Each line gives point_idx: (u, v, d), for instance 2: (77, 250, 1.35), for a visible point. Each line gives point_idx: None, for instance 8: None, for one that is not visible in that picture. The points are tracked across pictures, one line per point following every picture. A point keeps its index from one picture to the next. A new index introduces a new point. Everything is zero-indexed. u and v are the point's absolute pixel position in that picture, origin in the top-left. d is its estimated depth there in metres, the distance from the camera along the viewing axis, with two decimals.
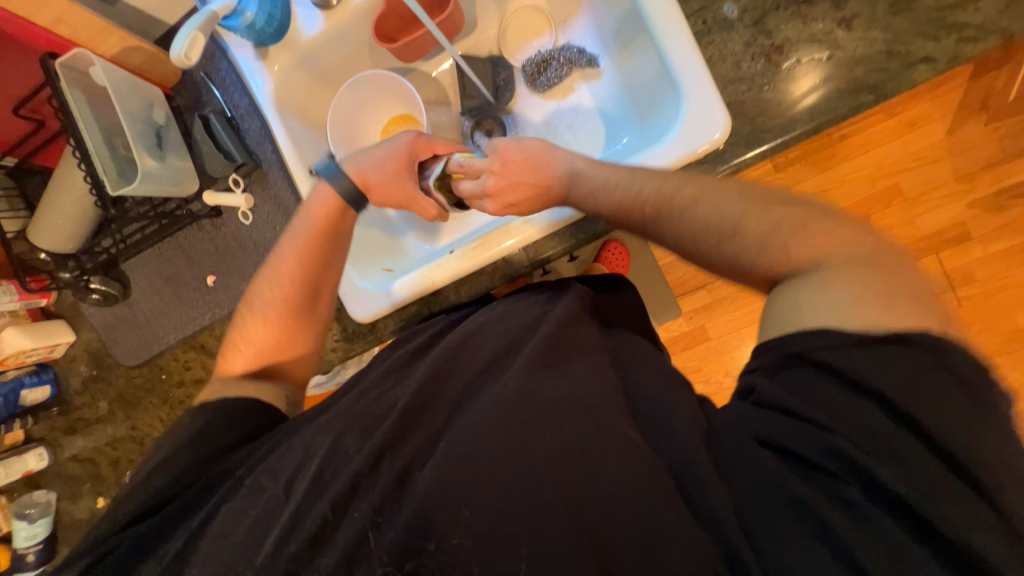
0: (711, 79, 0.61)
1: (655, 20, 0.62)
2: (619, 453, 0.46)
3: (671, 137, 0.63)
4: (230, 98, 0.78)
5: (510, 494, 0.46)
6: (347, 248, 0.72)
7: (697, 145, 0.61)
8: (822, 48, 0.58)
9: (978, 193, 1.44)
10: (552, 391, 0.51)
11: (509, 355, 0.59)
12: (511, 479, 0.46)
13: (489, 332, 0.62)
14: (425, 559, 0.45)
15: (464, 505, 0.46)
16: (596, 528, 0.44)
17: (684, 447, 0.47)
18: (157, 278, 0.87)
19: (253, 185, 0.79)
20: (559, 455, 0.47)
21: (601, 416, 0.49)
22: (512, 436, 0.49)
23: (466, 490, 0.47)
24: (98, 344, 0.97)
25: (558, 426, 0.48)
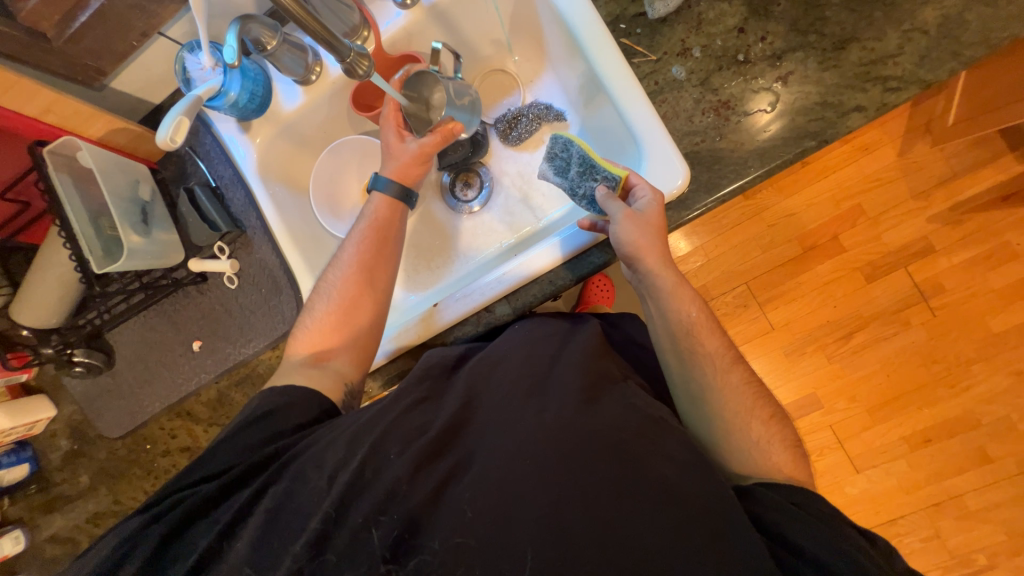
0: (667, 134, 0.65)
1: (611, 82, 0.66)
2: (610, 455, 0.53)
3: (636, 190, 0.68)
4: (215, 169, 0.81)
5: (508, 496, 0.51)
6: (366, 214, 0.76)
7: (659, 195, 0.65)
8: (763, 102, 0.63)
9: (936, 208, 1.52)
10: (552, 408, 0.58)
11: (506, 362, 0.66)
12: (512, 480, 0.52)
13: (507, 348, 0.69)
14: (427, 555, 0.50)
15: (467, 506, 0.51)
16: (586, 531, 0.49)
17: (644, 428, 0.57)
18: (142, 346, 0.87)
19: (238, 250, 0.81)
20: (558, 453, 0.53)
21: (590, 420, 0.56)
22: (512, 450, 0.54)
23: (469, 494, 0.52)
24: (81, 416, 0.95)
25: (558, 419, 0.56)
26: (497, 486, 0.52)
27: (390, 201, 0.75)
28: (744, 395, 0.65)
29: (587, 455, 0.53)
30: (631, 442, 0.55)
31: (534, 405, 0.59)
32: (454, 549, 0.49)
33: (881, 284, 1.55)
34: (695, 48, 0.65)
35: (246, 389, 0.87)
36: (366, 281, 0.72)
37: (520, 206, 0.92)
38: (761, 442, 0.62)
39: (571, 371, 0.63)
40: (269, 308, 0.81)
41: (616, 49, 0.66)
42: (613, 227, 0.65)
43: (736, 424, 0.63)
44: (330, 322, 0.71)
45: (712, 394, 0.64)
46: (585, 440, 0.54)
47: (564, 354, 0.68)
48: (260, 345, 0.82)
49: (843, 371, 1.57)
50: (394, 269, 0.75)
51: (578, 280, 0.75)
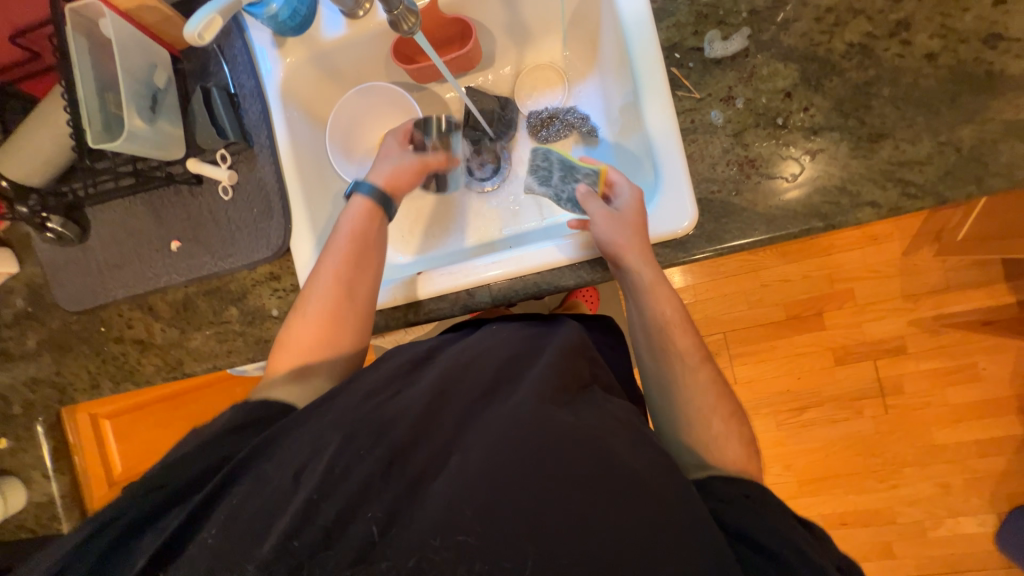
0: (688, 175, 0.65)
1: (649, 109, 0.66)
2: (598, 463, 0.49)
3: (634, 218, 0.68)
4: (237, 76, 0.78)
5: (508, 510, 0.46)
6: (342, 230, 0.71)
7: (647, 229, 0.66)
8: (786, 171, 0.64)
9: (919, 314, 1.56)
10: (514, 404, 0.53)
11: (481, 360, 0.60)
12: (503, 487, 0.47)
13: (479, 345, 0.63)
14: (431, 555, 0.45)
15: (460, 505, 0.47)
16: (596, 554, 0.44)
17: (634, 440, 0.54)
18: (121, 230, 0.86)
19: (240, 163, 0.79)
20: (535, 456, 0.49)
21: (549, 409, 0.53)
22: (489, 449, 0.50)
23: (462, 498, 0.47)
24: (40, 281, 0.94)
25: (516, 412, 0.52)
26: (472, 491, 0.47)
27: (357, 210, 0.72)
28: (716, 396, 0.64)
29: (571, 460, 0.49)
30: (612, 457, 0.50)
31: (495, 409, 0.54)
32: (452, 548, 0.45)
33: (847, 369, 1.60)
34: (739, 98, 0.64)
35: (213, 301, 0.85)
36: (344, 293, 0.68)
37: (529, 201, 0.91)
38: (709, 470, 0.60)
39: (542, 369, 0.58)
40: (255, 230, 0.80)
41: (663, 77, 0.65)
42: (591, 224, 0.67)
43: None
44: (312, 342, 0.66)
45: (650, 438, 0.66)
46: (557, 441, 0.50)
47: (540, 352, 0.63)
48: (237, 263, 0.81)
49: (787, 440, 1.63)
50: (375, 278, 0.71)
51: (545, 291, 0.76)
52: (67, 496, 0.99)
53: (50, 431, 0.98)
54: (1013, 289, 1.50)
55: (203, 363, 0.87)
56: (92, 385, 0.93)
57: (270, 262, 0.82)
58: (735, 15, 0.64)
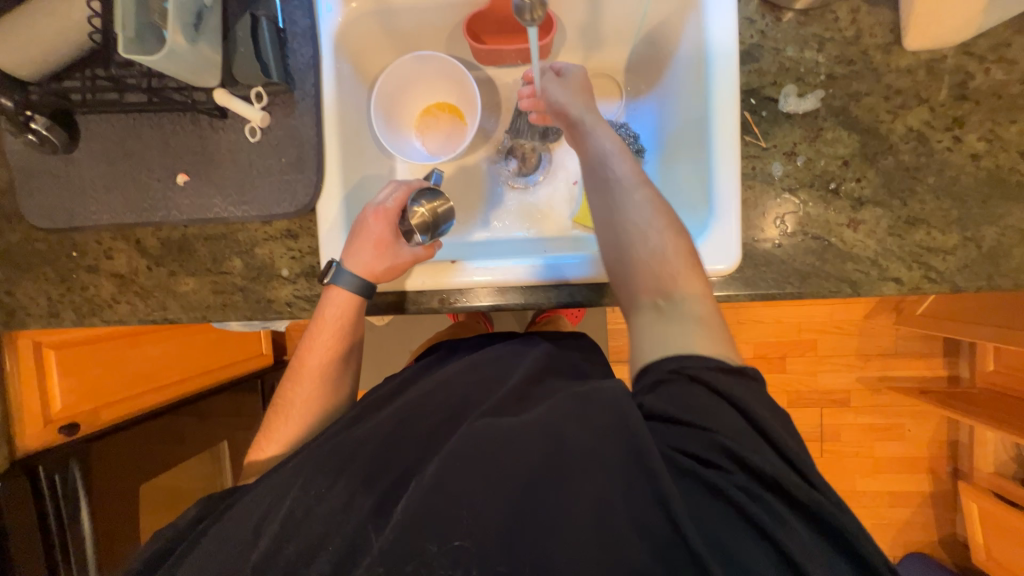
0: (738, 218, 0.67)
1: (716, 146, 0.67)
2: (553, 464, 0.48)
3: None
4: (290, 12, 0.72)
5: (481, 520, 0.47)
6: (320, 317, 0.72)
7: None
8: (828, 234, 0.67)
9: (867, 372, 1.70)
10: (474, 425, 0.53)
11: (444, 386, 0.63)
12: (467, 499, 0.47)
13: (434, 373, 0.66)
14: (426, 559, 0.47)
15: (435, 512, 0.47)
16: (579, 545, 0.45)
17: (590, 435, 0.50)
18: (117, 148, 0.77)
19: (275, 106, 0.73)
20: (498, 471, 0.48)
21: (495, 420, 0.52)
22: (444, 461, 0.50)
23: (434, 508, 0.48)
24: (1, 186, 0.81)
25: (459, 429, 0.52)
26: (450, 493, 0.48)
27: (338, 300, 0.71)
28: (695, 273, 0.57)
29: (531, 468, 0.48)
30: (568, 447, 0.48)
31: (454, 426, 0.55)
32: (451, 552, 0.46)
33: (796, 412, 1.73)
34: (800, 156, 0.67)
35: (214, 247, 0.78)
36: (320, 385, 0.71)
37: (564, 206, 0.91)
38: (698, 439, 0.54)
39: (521, 387, 0.61)
40: (280, 181, 0.74)
41: (736, 118, 0.66)
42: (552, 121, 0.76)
43: None
44: (294, 427, 0.69)
45: None
46: (516, 441, 0.49)
47: (510, 371, 0.64)
48: (254, 213, 0.75)
49: None
50: (354, 358, 0.74)
51: (575, 302, 0.76)
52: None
53: None
54: (947, 364, 1.67)
55: (192, 312, 0.79)
56: (49, 314, 0.83)
57: (289, 218, 0.76)
58: (815, 75, 0.66)
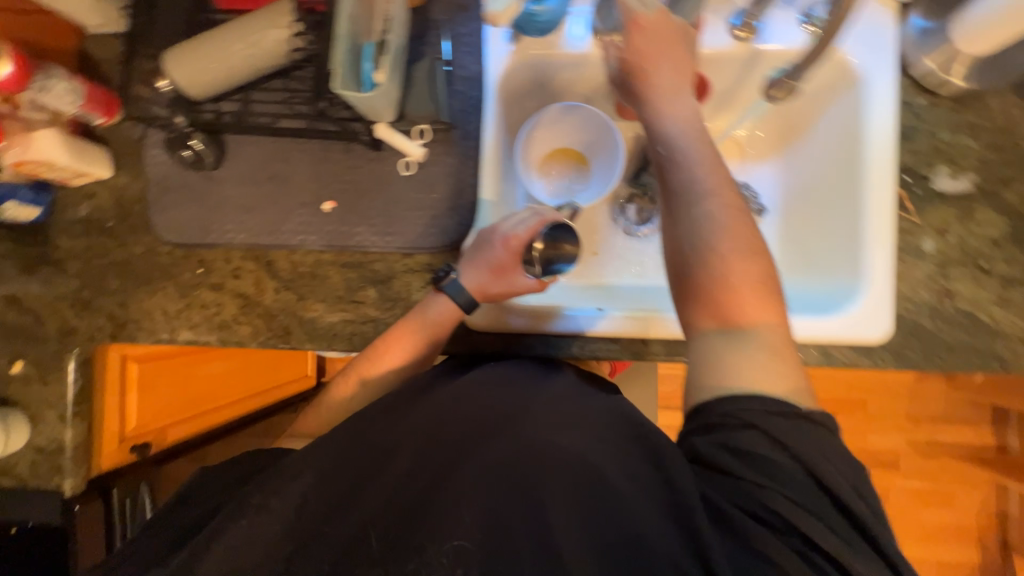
0: (891, 289, 0.69)
1: (869, 219, 0.70)
2: (570, 485, 0.50)
3: (817, 320, 0.69)
4: (460, 56, 0.74)
5: (489, 525, 0.49)
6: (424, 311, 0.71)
7: (817, 334, 0.69)
8: (977, 310, 0.68)
9: (915, 436, 1.70)
10: (517, 436, 0.54)
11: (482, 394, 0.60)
12: (482, 509, 0.50)
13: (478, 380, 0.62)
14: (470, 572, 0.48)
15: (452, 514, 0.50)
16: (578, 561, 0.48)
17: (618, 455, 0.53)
18: (263, 170, 0.77)
19: (433, 143, 0.74)
20: (514, 482, 0.51)
21: (527, 434, 0.54)
22: (469, 468, 0.52)
23: (445, 510, 0.50)
24: (133, 196, 0.81)
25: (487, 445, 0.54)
26: (472, 503, 0.50)
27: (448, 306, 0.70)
28: (759, 295, 0.57)
29: (557, 489, 0.50)
30: (601, 483, 0.50)
31: (504, 438, 0.54)
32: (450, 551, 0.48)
33: None
34: (952, 233, 0.69)
35: (350, 276, 0.77)
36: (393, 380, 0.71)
37: None
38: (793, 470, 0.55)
39: (557, 398, 0.59)
40: (429, 215, 0.75)
41: (892, 195, 0.69)
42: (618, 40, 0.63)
43: None
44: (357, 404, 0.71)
45: None
46: (547, 472, 0.51)
47: (531, 383, 0.62)
48: (398, 245, 0.75)
49: None
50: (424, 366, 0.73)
51: None
52: (80, 447, 0.83)
53: (83, 368, 0.83)
54: (995, 432, 1.68)
55: (317, 340, 0.77)
56: (163, 329, 0.80)
57: (432, 253, 0.75)
58: (966, 158, 0.69)
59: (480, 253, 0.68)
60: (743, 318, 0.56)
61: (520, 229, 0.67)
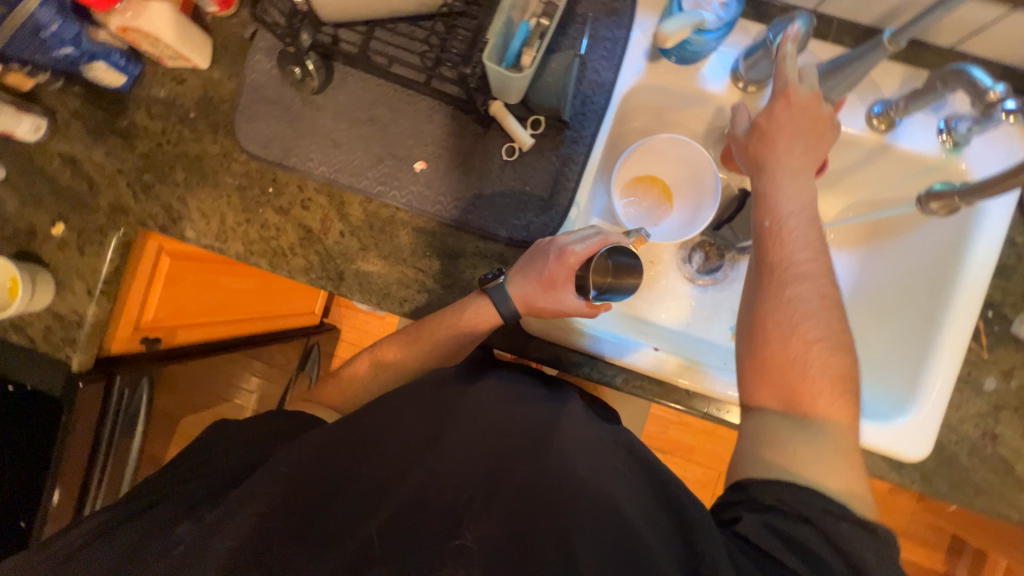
0: (941, 416, 0.69)
1: (941, 343, 0.70)
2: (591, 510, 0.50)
3: (866, 425, 0.69)
4: (595, 59, 0.72)
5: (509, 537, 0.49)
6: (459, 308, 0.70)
7: (863, 438, 0.69)
8: (1015, 459, 0.69)
9: None
10: (543, 454, 0.54)
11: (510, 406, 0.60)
12: (504, 518, 0.50)
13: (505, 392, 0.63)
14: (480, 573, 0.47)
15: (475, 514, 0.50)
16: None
17: (639, 493, 0.53)
18: (363, 111, 0.75)
19: (542, 137, 0.72)
20: (533, 497, 0.51)
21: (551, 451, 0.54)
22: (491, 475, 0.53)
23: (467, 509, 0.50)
24: (222, 94, 0.78)
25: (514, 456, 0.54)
26: (491, 514, 0.50)
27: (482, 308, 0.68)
28: (835, 390, 0.58)
29: (575, 513, 0.50)
30: (623, 515, 0.49)
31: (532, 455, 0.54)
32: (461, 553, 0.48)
33: None
34: (1016, 379, 0.69)
35: (419, 242, 0.75)
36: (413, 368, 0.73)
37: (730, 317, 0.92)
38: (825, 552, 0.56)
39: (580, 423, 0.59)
40: (517, 207, 0.73)
41: (971, 327, 0.69)
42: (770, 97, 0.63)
43: None
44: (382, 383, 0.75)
45: None
46: (570, 503, 0.50)
47: (563, 410, 0.61)
48: (477, 227, 0.73)
49: None
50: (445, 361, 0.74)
51: None
52: (98, 326, 0.82)
53: (123, 249, 0.81)
54: (948, 562, 1.71)
55: (368, 294, 0.76)
56: (216, 236, 0.78)
57: (507, 244, 0.74)
58: None
59: (532, 263, 0.67)
60: (814, 408, 0.57)
61: (579, 246, 0.64)
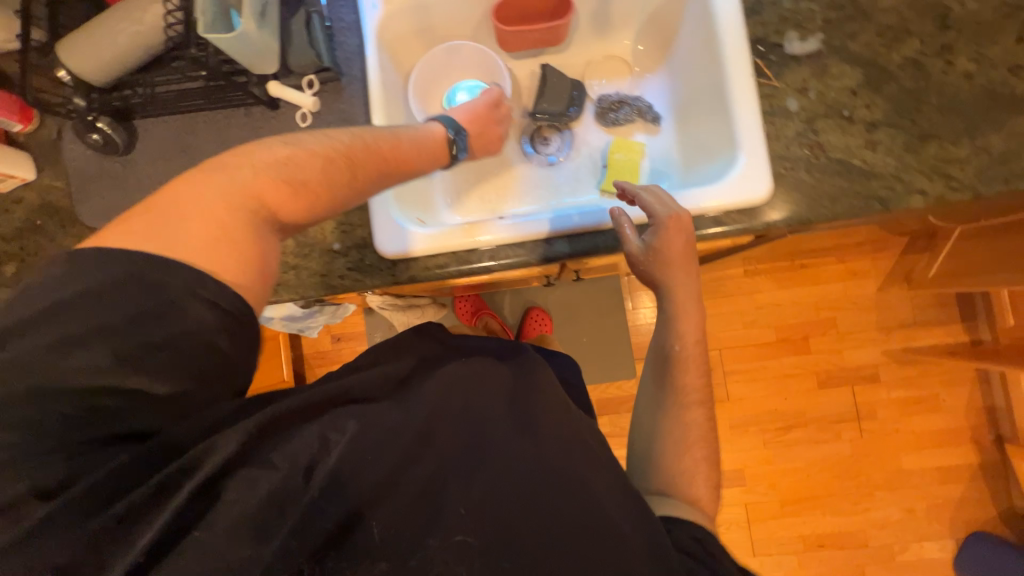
0: (765, 148, 0.73)
1: (733, 91, 0.75)
2: (577, 502, 0.51)
3: (703, 191, 0.74)
4: (336, 11, 0.82)
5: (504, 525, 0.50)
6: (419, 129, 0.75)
7: (703, 204, 0.73)
8: (849, 155, 0.72)
9: (891, 344, 1.72)
10: (521, 440, 0.55)
11: (480, 394, 0.59)
12: (495, 515, 0.50)
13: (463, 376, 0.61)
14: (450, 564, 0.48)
15: (455, 508, 0.50)
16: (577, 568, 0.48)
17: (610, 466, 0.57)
18: (174, 145, 0.82)
19: (325, 93, 0.80)
20: (519, 489, 0.52)
21: (532, 444, 0.55)
22: (484, 471, 0.52)
23: (457, 510, 0.50)
24: (58, 193, 0.86)
25: (501, 450, 0.54)
26: (466, 516, 0.50)
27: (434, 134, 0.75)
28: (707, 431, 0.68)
29: (555, 505, 0.51)
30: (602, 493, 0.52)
31: (521, 432, 0.56)
32: (450, 546, 0.49)
33: (828, 393, 1.74)
34: (812, 90, 0.74)
35: None
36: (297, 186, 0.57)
37: (591, 174, 0.97)
38: (684, 467, 0.64)
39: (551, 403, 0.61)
40: None
41: (748, 65, 0.74)
42: (643, 194, 0.73)
43: (689, 451, 0.65)
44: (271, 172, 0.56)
45: (656, 446, 0.67)
46: (548, 486, 0.52)
47: (528, 385, 0.63)
48: None
49: (772, 458, 1.73)
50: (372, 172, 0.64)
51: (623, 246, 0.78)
52: None
53: None
54: (968, 329, 1.69)
55: None
56: None
57: None
58: (812, 21, 0.76)
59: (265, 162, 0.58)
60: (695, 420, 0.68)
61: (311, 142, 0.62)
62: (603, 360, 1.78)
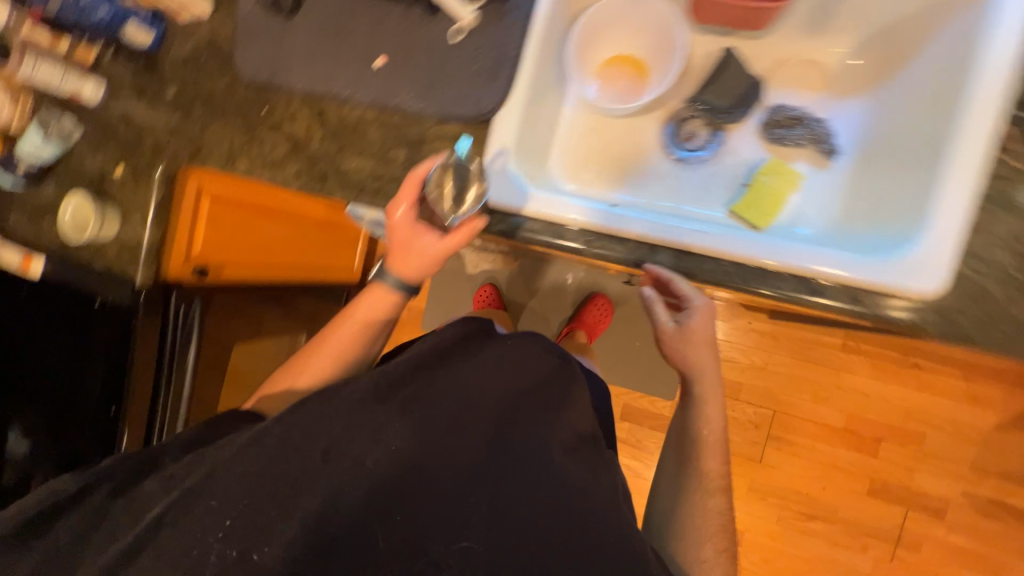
0: (961, 239, 0.62)
1: (953, 160, 0.63)
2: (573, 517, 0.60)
3: (865, 259, 0.65)
4: None
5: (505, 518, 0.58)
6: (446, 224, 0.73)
7: (858, 276, 0.64)
8: None
9: (976, 487, 1.51)
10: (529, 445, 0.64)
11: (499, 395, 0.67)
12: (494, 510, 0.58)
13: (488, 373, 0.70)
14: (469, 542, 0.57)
15: (468, 500, 0.58)
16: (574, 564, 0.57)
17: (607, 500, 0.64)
18: (332, 23, 0.83)
19: (484, 13, 0.76)
20: (523, 499, 0.60)
21: (543, 455, 0.63)
22: (493, 472, 0.60)
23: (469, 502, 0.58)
24: (225, 39, 0.91)
25: (512, 459, 0.62)
26: (480, 508, 0.58)
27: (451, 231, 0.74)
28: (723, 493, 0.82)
29: (556, 515, 0.59)
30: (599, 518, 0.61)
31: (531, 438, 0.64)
32: (462, 546, 0.56)
33: (874, 503, 1.58)
34: None
35: (387, 135, 0.81)
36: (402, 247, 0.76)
37: (724, 188, 0.86)
38: (705, 562, 0.74)
39: (565, 429, 0.69)
40: (467, 85, 0.76)
41: (988, 137, 0.62)
42: (692, 292, 0.80)
43: (708, 539, 0.76)
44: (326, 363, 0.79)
45: (682, 528, 0.79)
46: (551, 501, 0.60)
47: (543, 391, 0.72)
48: (433, 110, 0.77)
49: (779, 537, 1.63)
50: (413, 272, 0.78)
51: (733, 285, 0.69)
52: (154, 250, 0.99)
53: (166, 181, 0.97)
54: None
55: (347, 190, 0.83)
56: (228, 159, 0.90)
57: (464, 124, 0.77)
58: None
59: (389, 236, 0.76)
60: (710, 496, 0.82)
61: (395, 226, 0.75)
62: (645, 372, 1.72)
